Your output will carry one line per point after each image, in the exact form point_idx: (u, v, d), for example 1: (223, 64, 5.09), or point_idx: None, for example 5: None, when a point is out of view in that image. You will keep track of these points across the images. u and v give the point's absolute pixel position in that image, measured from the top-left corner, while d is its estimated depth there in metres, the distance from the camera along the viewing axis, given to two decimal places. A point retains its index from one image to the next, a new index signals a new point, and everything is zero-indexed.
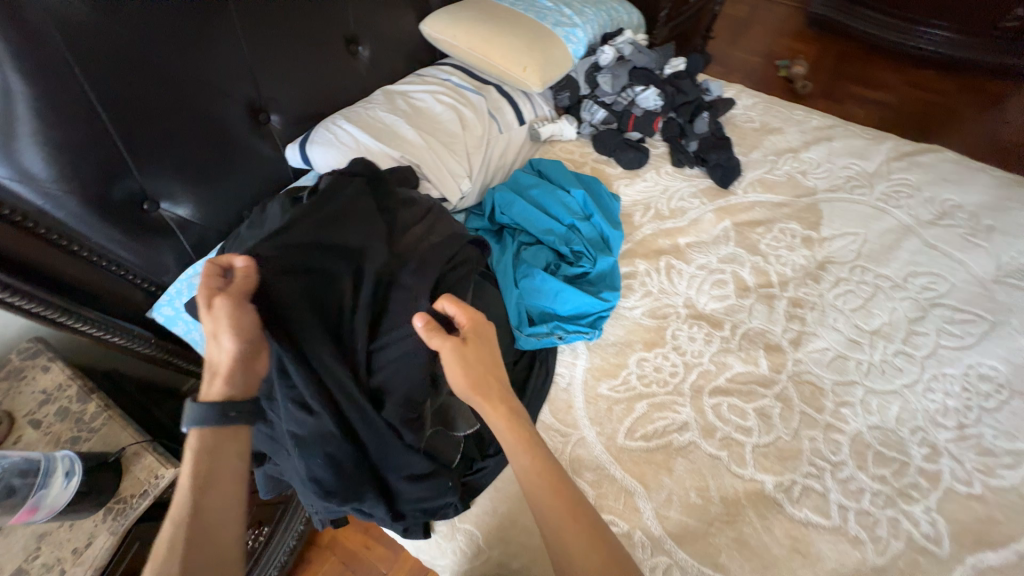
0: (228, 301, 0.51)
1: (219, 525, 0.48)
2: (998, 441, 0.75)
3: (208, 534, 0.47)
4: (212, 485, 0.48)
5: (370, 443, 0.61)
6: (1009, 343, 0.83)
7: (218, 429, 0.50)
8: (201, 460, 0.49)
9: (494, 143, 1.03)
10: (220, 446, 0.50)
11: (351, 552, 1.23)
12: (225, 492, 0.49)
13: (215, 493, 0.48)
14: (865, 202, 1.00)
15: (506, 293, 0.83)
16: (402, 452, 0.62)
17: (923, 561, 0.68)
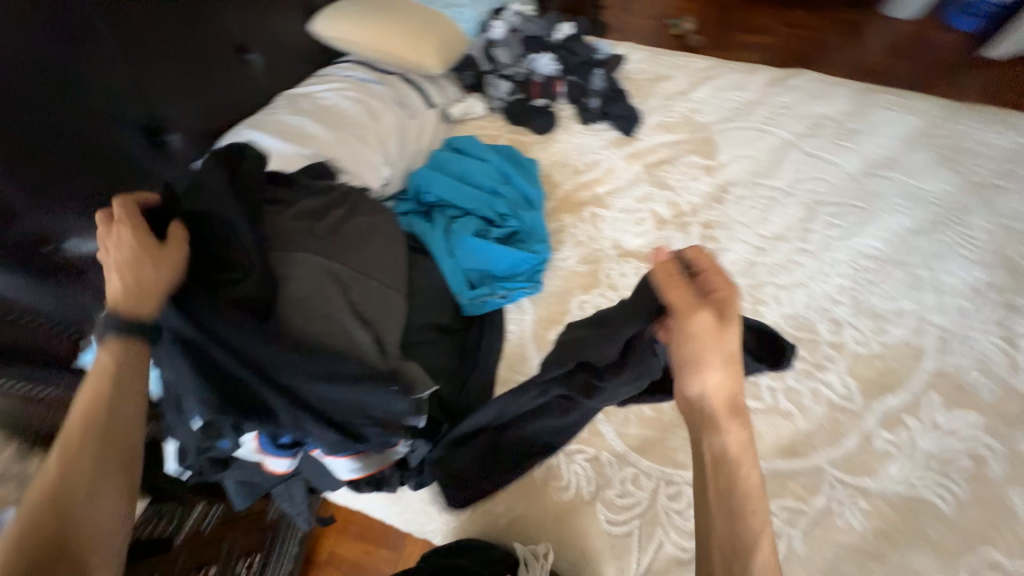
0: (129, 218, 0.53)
1: (117, 449, 0.47)
2: (884, 305, 0.87)
3: (103, 457, 0.46)
4: (110, 404, 0.48)
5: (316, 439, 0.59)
6: (881, 223, 0.96)
7: (131, 346, 0.50)
8: (107, 378, 0.49)
9: (407, 130, 1.06)
10: (128, 364, 0.50)
11: (348, 560, 1.22)
12: (131, 415, 0.49)
13: (113, 414, 0.48)
14: (750, 128, 1.11)
15: (442, 265, 0.86)
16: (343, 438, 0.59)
17: (841, 417, 0.78)
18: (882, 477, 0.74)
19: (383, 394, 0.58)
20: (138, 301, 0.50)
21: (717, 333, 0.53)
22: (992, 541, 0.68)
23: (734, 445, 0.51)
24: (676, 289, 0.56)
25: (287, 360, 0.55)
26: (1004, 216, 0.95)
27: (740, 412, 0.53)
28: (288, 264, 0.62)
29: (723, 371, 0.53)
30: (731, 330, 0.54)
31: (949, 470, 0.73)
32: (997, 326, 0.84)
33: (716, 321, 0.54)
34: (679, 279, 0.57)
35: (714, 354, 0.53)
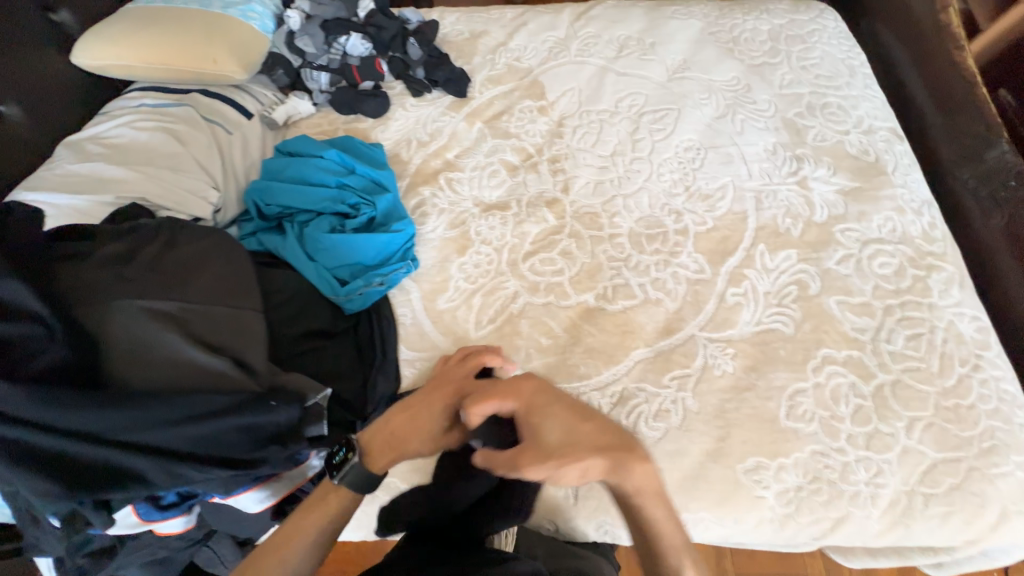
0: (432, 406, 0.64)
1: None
2: (709, 185, 1.01)
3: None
4: (320, 536, 0.59)
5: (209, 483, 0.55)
6: (692, 118, 1.09)
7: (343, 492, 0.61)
8: (324, 514, 0.60)
9: (228, 146, 0.97)
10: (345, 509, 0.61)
11: None
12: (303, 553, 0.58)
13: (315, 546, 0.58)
14: (569, 62, 1.19)
15: (305, 272, 0.84)
16: (233, 471, 0.55)
17: (699, 288, 0.91)
18: (739, 324, 0.87)
19: (262, 414, 0.56)
20: (384, 458, 0.62)
21: (549, 457, 0.54)
22: (824, 342, 0.85)
23: (635, 497, 0.55)
24: (558, 475, 0.54)
25: (131, 416, 0.50)
26: (779, 86, 1.12)
27: (634, 455, 0.56)
28: (101, 317, 0.55)
29: (589, 465, 0.54)
30: (546, 422, 0.57)
31: (784, 300, 0.89)
32: (792, 176, 1.01)
33: (536, 450, 0.55)
34: (447, 397, 0.64)
35: (580, 463, 0.54)
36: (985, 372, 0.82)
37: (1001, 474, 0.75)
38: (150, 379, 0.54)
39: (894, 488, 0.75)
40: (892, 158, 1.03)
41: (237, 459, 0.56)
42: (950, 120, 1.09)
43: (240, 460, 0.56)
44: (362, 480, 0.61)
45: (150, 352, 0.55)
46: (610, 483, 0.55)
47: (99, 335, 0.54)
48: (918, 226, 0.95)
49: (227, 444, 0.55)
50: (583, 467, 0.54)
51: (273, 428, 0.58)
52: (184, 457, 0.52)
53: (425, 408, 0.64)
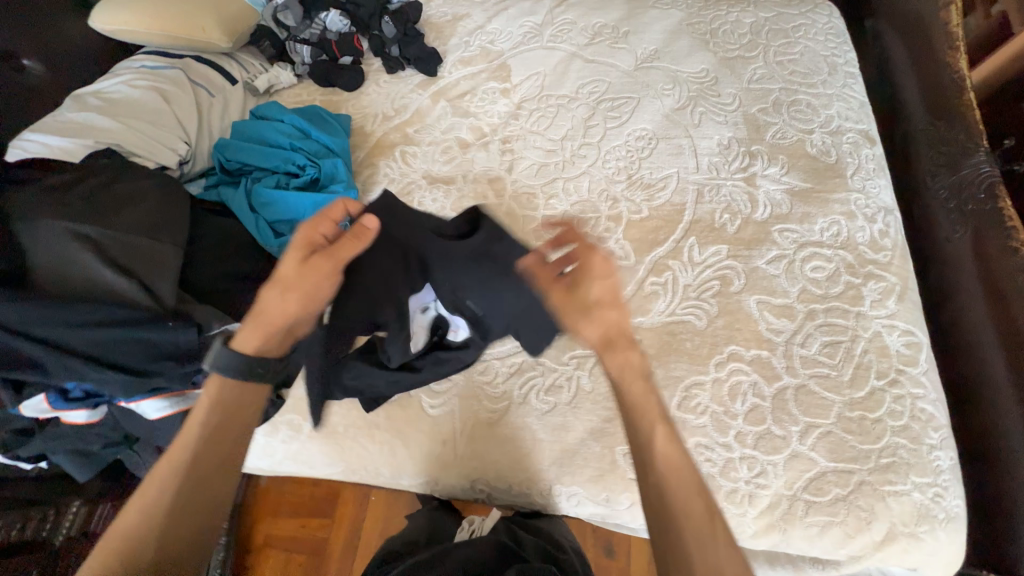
0: (289, 264, 0.56)
1: (212, 484, 0.53)
2: (653, 175, 1.00)
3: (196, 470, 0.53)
4: (219, 424, 0.55)
5: (99, 385, 0.63)
6: (651, 108, 1.08)
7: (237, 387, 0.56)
8: (215, 411, 0.55)
9: (208, 108, 1.08)
10: (227, 394, 0.56)
11: (287, 536, 1.34)
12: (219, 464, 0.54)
13: (219, 431, 0.55)
14: (539, 47, 1.20)
15: (246, 222, 0.92)
16: (119, 378, 0.63)
17: (619, 275, 0.91)
18: (651, 313, 0.87)
19: (154, 331, 0.65)
20: (255, 333, 0.56)
21: (573, 300, 0.55)
22: (734, 339, 0.83)
23: (623, 388, 0.55)
24: (579, 315, 0.55)
25: (40, 314, 0.61)
26: (748, 81, 1.08)
27: (624, 344, 0.55)
28: (36, 234, 0.66)
29: (592, 324, 0.55)
30: (598, 282, 0.55)
31: (703, 295, 0.87)
32: (741, 172, 0.98)
33: (564, 288, 0.55)
34: (303, 242, 0.57)
35: (585, 324, 0.55)
36: (903, 388, 0.78)
37: (894, 492, 0.72)
38: (68, 289, 0.65)
39: (775, 491, 0.73)
40: (856, 161, 0.97)
41: (125, 367, 0.64)
42: (932, 126, 1.00)
43: (128, 369, 0.64)
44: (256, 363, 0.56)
45: (71, 268, 0.66)
46: (598, 354, 0.56)
47: (32, 250, 0.66)
48: (866, 232, 0.90)
49: (119, 352, 0.64)
50: (590, 325, 0.55)
51: (162, 346, 0.66)
52: (78, 356, 0.62)
53: (285, 271, 0.56)
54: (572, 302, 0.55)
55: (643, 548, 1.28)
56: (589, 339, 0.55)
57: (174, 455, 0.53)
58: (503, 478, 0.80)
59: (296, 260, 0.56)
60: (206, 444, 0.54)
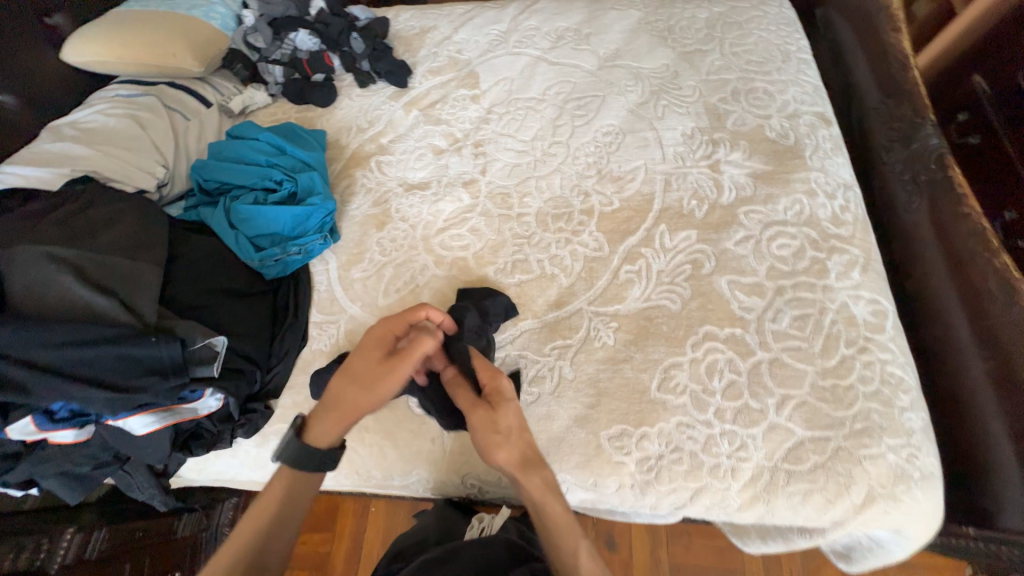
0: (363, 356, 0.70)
1: (264, 560, 0.61)
2: (622, 169, 1.04)
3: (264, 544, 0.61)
4: (287, 508, 0.64)
5: (81, 402, 0.64)
6: (616, 104, 1.12)
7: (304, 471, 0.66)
8: (283, 490, 0.65)
9: (183, 131, 1.10)
10: (299, 479, 0.66)
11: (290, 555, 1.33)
12: (281, 540, 0.62)
13: (290, 510, 0.64)
14: (505, 53, 1.24)
15: (226, 238, 0.93)
16: (100, 394, 0.64)
17: (594, 266, 0.94)
18: (627, 300, 0.89)
19: (140, 346, 0.67)
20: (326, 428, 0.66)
21: (493, 427, 0.65)
22: (709, 319, 0.86)
23: (539, 496, 0.62)
24: (495, 441, 0.63)
25: (23, 336, 0.63)
26: (706, 73, 1.13)
27: (534, 462, 0.63)
28: (18, 261, 0.69)
29: (513, 441, 0.64)
30: (508, 413, 0.66)
31: (676, 279, 0.90)
32: (706, 159, 1.02)
33: (486, 413, 0.66)
34: (384, 337, 0.72)
35: (494, 448, 0.63)
36: (872, 354, 0.80)
37: (870, 455, 0.74)
38: (49, 311, 0.67)
39: (756, 462, 0.76)
40: (813, 141, 1.01)
41: (107, 383, 0.65)
42: (884, 105, 1.05)
43: (109, 385, 0.65)
44: (302, 453, 0.65)
45: (53, 291, 0.68)
46: (512, 475, 0.63)
47: (15, 276, 0.68)
48: (828, 209, 0.93)
49: (102, 369, 0.65)
50: (509, 448, 0.63)
51: (144, 360, 0.67)
52: (60, 375, 0.63)
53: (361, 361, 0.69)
54: (488, 427, 0.65)
55: (644, 537, 1.29)
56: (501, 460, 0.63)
57: (242, 528, 0.62)
58: (492, 470, 0.82)
59: (375, 353, 0.70)
60: (273, 519, 0.62)
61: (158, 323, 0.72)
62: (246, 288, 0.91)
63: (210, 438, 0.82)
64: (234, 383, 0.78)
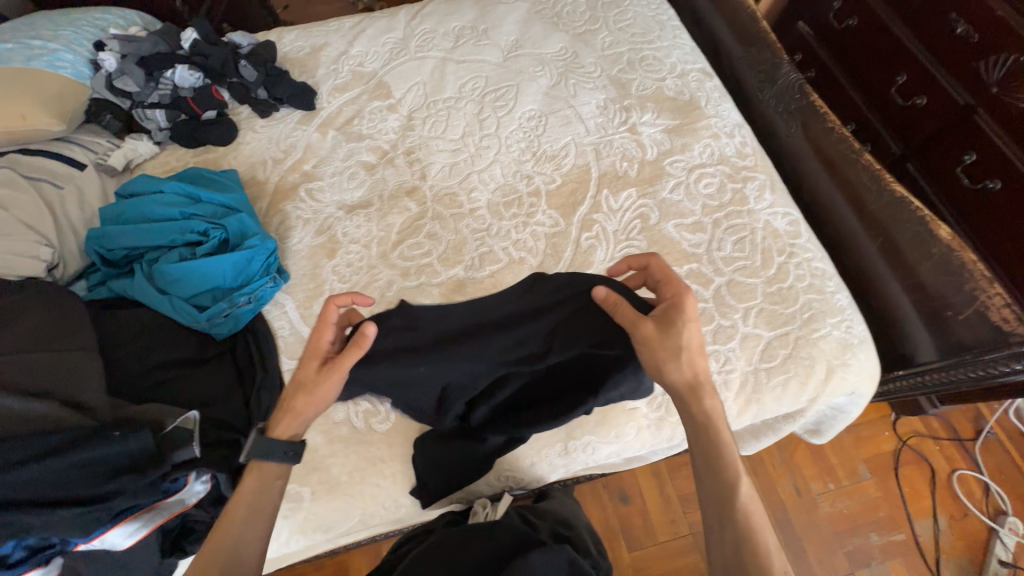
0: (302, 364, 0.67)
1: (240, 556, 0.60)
2: (554, 147, 1.09)
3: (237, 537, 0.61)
4: (257, 505, 0.63)
5: (46, 529, 0.53)
6: (531, 90, 1.17)
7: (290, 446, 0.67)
8: (251, 489, 0.64)
9: (59, 202, 0.93)
10: (264, 478, 0.65)
11: None
12: (253, 536, 0.62)
13: (262, 502, 0.64)
14: (410, 59, 1.23)
15: (158, 305, 0.82)
16: (69, 513, 0.54)
17: (556, 241, 0.99)
18: (596, 264, 0.96)
19: (98, 446, 0.57)
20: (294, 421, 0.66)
21: (664, 343, 0.64)
22: (668, 262, 0.95)
23: (704, 419, 0.64)
24: (670, 357, 0.64)
25: None
26: (601, 49, 1.23)
27: (704, 386, 0.65)
28: None
29: (695, 341, 0.65)
30: (688, 332, 0.65)
31: (631, 234, 0.98)
32: (624, 125, 1.12)
33: (657, 327, 0.64)
34: (313, 347, 0.67)
35: (677, 365, 0.64)
36: (799, 256, 0.96)
37: (820, 336, 0.89)
38: None
39: (742, 370, 0.86)
40: (704, 93, 1.16)
41: (75, 497, 0.55)
42: (747, 53, 1.23)
43: (78, 499, 0.55)
44: (263, 447, 0.64)
45: None
46: (682, 395, 0.64)
47: None
48: (732, 146, 1.08)
49: (62, 484, 0.55)
50: (680, 368, 0.64)
51: (117, 458, 0.58)
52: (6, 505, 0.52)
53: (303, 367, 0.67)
54: (661, 338, 0.64)
55: (651, 482, 1.39)
56: (679, 377, 0.64)
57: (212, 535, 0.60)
58: (522, 456, 0.83)
59: (309, 370, 0.66)
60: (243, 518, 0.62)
61: (118, 416, 0.63)
62: (201, 354, 0.82)
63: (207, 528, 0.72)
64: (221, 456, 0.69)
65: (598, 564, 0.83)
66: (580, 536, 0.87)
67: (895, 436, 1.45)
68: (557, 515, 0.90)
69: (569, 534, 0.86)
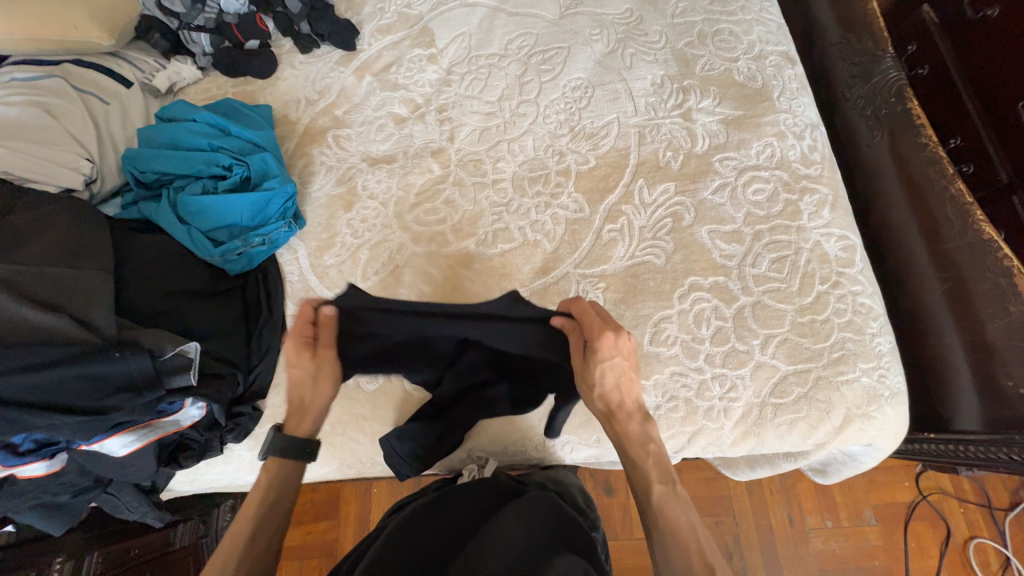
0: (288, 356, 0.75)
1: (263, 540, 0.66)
2: (595, 124, 1.00)
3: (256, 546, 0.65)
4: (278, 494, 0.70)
5: (49, 429, 0.60)
6: (581, 56, 1.07)
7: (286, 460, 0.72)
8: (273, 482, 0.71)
9: (103, 117, 0.96)
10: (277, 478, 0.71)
11: (297, 547, 1.32)
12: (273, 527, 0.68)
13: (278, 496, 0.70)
14: (459, 5, 1.14)
15: (176, 235, 0.85)
16: (68, 419, 0.60)
17: (576, 228, 0.92)
18: (613, 260, 0.89)
19: (103, 363, 0.61)
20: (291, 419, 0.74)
21: (584, 376, 0.70)
22: (693, 271, 0.87)
23: (618, 441, 0.68)
24: (586, 388, 0.70)
25: None
26: (671, 16, 1.09)
27: (624, 410, 0.69)
28: None
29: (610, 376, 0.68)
30: (603, 364, 0.67)
31: (658, 234, 0.90)
32: (677, 109, 1.00)
33: (580, 364, 0.70)
34: (300, 335, 0.75)
35: (590, 391, 0.70)
36: (845, 288, 0.85)
37: (846, 380, 0.80)
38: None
39: (746, 400, 0.80)
40: (780, 82, 1.01)
41: (72, 407, 0.60)
42: (845, 39, 1.05)
43: (75, 410, 0.60)
44: (287, 446, 0.72)
45: None
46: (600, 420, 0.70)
47: None
48: (798, 150, 0.95)
49: (62, 394, 0.60)
50: (594, 396, 0.69)
51: (111, 378, 0.62)
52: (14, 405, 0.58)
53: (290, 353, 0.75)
54: (579, 373, 0.70)
55: None
56: (594, 407, 0.70)
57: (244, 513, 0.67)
58: (497, 441, 0.83)
59: (304, 358, 0.75)
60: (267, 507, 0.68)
61: (121, 337, 0.67)
62: (212, 287, 0.86)
63: (197, 448, 0.77)
64: (215, 389, 0.73)
65: (584, 513, 0.82)
66: (568, 489, 0.84)
67: (914, 488, 1.34)
68: (547, 477, 0.86)
69: (555, 486, 0.84)
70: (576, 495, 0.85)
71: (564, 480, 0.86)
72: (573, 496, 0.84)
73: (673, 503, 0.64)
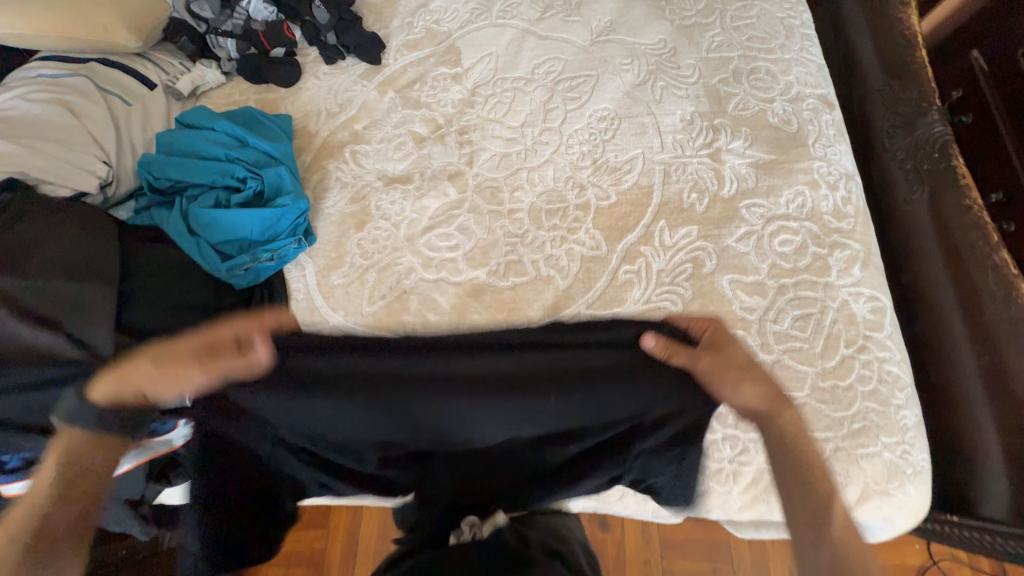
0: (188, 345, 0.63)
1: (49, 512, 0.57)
2: (619, 158, 0.97)
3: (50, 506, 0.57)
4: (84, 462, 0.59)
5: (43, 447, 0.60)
6: (609, 86, 1.03)
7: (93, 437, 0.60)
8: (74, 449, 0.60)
9: (124, 119, 0.96)
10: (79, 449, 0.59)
11: (285, 554, 1.30)
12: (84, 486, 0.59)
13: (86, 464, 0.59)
14: (488, 25, 1.12)
15: (184, 246, 0.84)
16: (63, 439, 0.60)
17: (591, 266, 0.89)
18: (627, 303, 0.86)
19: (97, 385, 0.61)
20: (120, 388, 0.60)
21: (725, 366, 0.67)
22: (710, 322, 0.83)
23: (792, 431, 0.66)
24: (730, 384, 0.66)
25: None
26: (706, 50, 1.05)
27: (783, 403, 0.67)
28: None
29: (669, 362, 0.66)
30: (735, 350, 0.69)
31: (676, 279, 0.87)
32: (706, 148, 0.96)
33: (713, 356, 0.67)
34: (206, 339, 0.64)
35: (730, 385, 0.66)
36: (871, 353, 0.80)
37: (867, 453, 0.75)
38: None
39: (757, 465, 0.76)
40: (816, 127, 0.97)
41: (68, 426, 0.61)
42: (888, 86, 1.01)
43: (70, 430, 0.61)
44: (81, 413, 0.59)
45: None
46: (762, 416, 0.66)
47: None
48: (830, 201, 0.90)
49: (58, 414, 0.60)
50: (737, 393, 0.66)
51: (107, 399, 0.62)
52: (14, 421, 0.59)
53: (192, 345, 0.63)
54: (719, 365, 0.67)
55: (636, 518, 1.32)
56: (739, 404, 0.67)
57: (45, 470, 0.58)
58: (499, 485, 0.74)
59: (190, 345, 0.63)
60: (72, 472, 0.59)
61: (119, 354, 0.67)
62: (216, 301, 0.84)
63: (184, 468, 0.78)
64: None
65: None
66: (574, 549, 0.73)
67: (925, 552, 1.27)
68: (547, 526, 0.76)
69: (559, 545, 0.72)
70: (581, 556, 0.74)
71: (568, 535, 0.76)
72: (578, 560, 0.72)
73: (848, 520, 0.62)
